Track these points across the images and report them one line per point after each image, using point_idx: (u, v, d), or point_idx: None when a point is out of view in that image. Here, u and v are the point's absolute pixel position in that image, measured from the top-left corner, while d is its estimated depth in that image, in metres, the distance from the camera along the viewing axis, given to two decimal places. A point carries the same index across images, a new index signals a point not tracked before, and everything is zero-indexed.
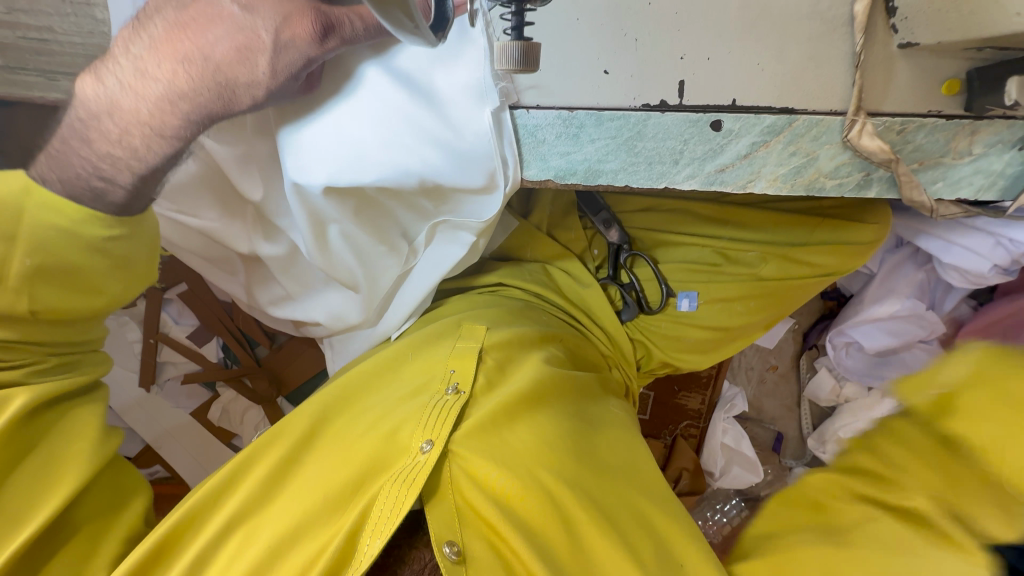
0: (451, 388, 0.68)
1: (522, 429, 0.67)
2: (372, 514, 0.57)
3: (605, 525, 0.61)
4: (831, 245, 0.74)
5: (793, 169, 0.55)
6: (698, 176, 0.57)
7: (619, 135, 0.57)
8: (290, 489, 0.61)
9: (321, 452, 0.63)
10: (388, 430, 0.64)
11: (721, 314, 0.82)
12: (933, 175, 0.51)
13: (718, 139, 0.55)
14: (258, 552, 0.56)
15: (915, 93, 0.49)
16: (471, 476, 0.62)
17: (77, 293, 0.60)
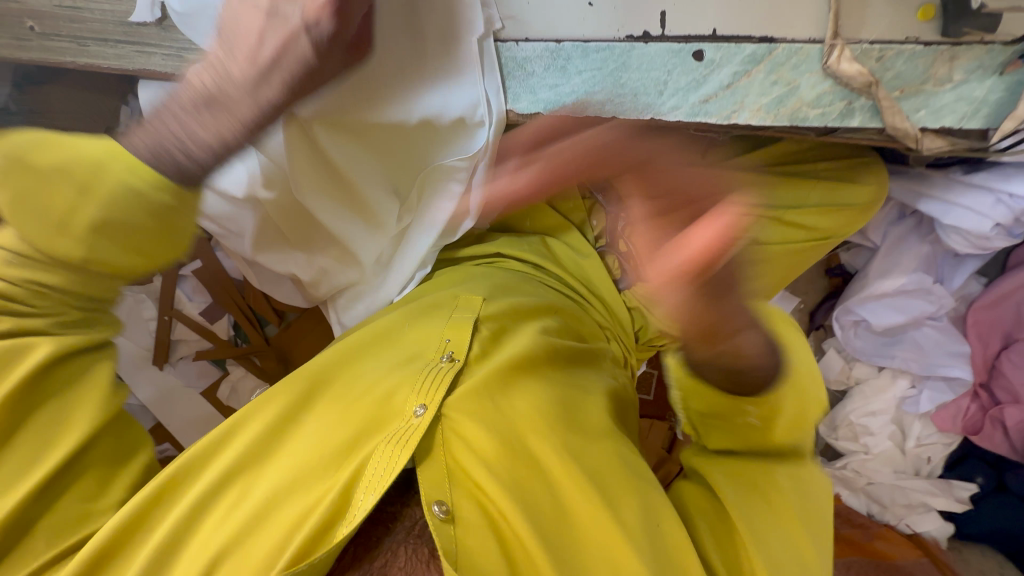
0: (446, 355, 0.72)
1: (516, 397, 0.70)
2: (365, 472, 0.61)
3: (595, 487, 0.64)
4: (824, 207, 0.81)
5: (776, 99, 0.51)
6: (682, 108, 0.52)
7: (604, 67, 0.52)
8: (285, 446, 0.66)
9: (321, 410, 0.68)
10: (382, 395, 0.68)
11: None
12: (915, 103, 0.51)
13: (701, 70, 0.51)
14: (266, 495, 0.62)
15: (890, 19, 0.49)
16: (461, 438, 0.66)
17: (129, 253, 0.53)
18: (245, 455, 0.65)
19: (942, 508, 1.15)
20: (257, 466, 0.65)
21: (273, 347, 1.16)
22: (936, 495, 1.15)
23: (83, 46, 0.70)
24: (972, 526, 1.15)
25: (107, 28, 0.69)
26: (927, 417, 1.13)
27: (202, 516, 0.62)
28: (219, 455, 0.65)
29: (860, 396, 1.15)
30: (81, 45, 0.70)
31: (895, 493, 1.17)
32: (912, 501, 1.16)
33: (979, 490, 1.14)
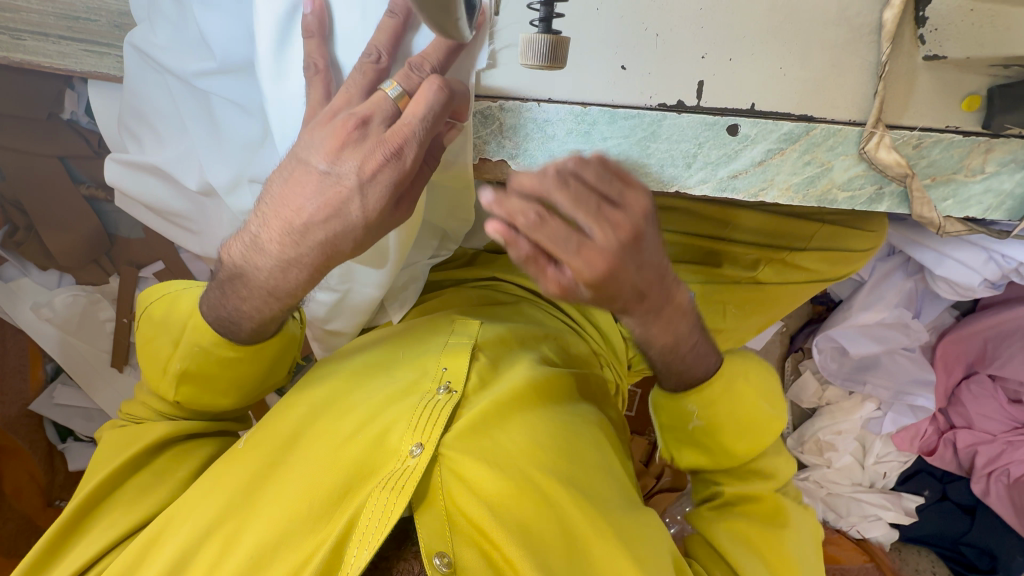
0: (443, 386, 0.69)
1: (513, 431, 0.67)
2: (359, 523, 0.59)
3: (600, 525, 0.64)
4: (824, 252, 0.80)
5: (806, 180, 0.48)
6: (710, 182, 0.49)
7: (632, 134, 0.47)
8: (274, 489, 0.63)
9: (309, 449, 0.65)
10: (376, 434, 0.65)
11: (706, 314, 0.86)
12: (944, 192, 0.49)
13: (734, 144, 0.47)
14: (258, 546, 0.59)
15: (935, 106, 0.46)
16: (461, 482, 0.63)
17: (209, 393, 0.63)
18: (234, 501, 0.63)
19: (893, 520, 1.22)
20: (248, 507, 0.62)
21: None
22: (887, 509, 1.22)
23: (17, 38, 0.60)
24: (914, 534, 1.24)
25: (49, 20, 0.59)
26: (887, 436, 1.19)
27: (188, 568, 0.60)
28: (205, 502, 0.63)
29: (830, 416, 1.20)
30: (15, 38, 0.60)
31: (851, 505, 1.24)
32: (865, 513, 1.23)
33: (925, 501, 1.22)
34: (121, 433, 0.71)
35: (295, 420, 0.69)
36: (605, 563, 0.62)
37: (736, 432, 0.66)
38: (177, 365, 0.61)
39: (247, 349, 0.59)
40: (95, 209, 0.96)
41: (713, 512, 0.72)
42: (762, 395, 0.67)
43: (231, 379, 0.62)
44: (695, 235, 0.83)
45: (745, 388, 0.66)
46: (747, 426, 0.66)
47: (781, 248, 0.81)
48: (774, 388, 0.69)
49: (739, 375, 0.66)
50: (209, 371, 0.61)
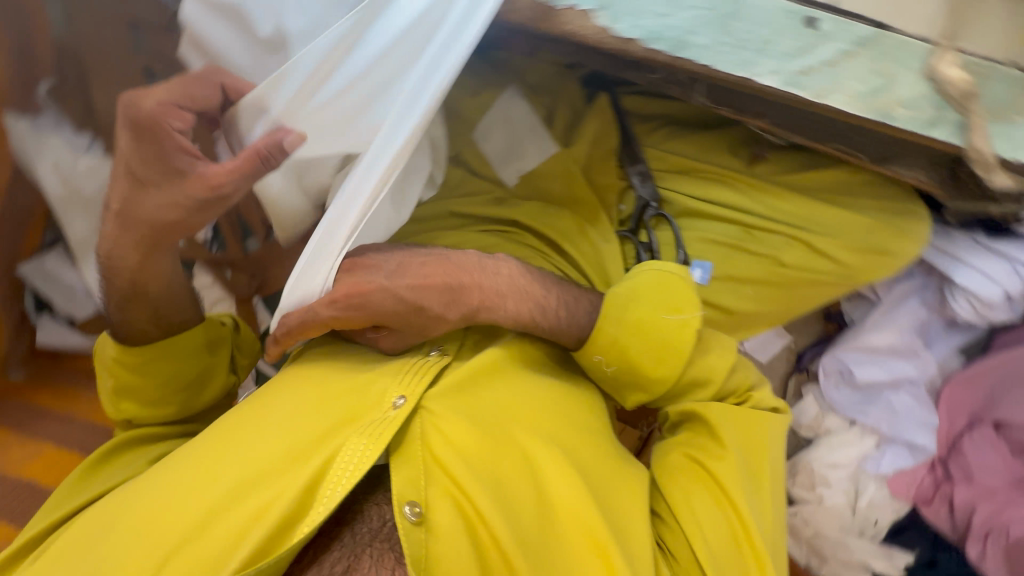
0: (435, 349, 0.66)
1: (506, 397, 0.65)
2: (336, 464, 0.57)
3: (589, 498, 0.61)
4: (857, 245, 0.76)
5: (870, 89, 0.50)
6: (779, 74, 0.50)
7: (716, 8, 0.50)
8: (256, 427, 0.62)
9: (295, 392, 0.65)
10: (363, 381, 0.63)
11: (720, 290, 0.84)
12: (999, 130, 0.51)
13: (809, 36, 0.49)
14: (235, 484, 0.58)
15: (993, 37, 0.49)
16: (442, 440, 0.60)
17: (154, 401, 0.81)
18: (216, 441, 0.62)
19: (880, 571, 1.15)
20: (226, 446, 0.61)
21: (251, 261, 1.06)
22: (876, 558, 1.15)
23: None
24: None
25: None
26: (884, 478, 1.13)
27: (160, 494, 0.59)
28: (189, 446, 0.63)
29: (828, 446, 1.16)
30: None
31: (838, 549, 1.16)
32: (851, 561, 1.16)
33: (915, 562, 1.15)
34: (107, 454, 0.80)
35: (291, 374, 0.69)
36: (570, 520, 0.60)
37: (650, 355, 0.68)
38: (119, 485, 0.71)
39: (151, 350, 0.79)
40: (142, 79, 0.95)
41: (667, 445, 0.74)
42: (665, 308, 0.67)
43: (153, 387, 0.80)
44: (724, 211, 0.82)
45: (643, 315, 0.67)
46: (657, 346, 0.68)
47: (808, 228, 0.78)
48: (684, 299, 0.68)
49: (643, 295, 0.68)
50: (135, 384, 0.80)
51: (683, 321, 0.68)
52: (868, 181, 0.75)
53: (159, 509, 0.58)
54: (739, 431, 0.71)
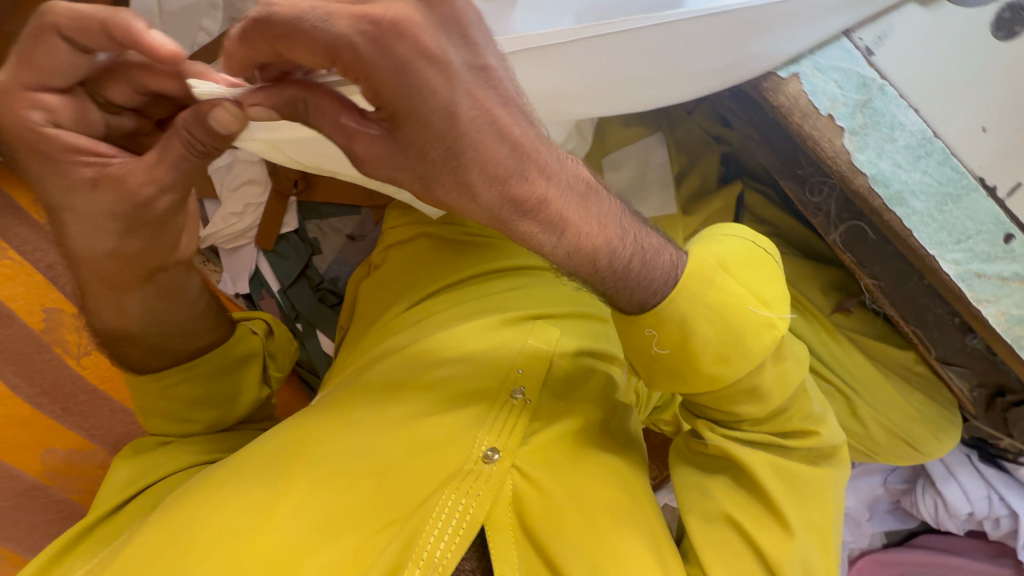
0: (517, 392, 0.55)
1: (598, 472, 0.54)
2: (430, 521, 0.48)
3: (764, 508, 0.58)
4: (891, 429, 0.79)
5: (1019, 317, 0.54)
6: (959, 267, 0.53)
7: (944, 185, 0.52)
8: (331, 443, 0.52)
9: (377, 410, 0.55)
10: (450, 426, 0.53)
11: (847, 423, 0.81)
12: None
13: (1000, 250, 0.52)
14: (313, 525, 0.47)
15: None
16: (535, 489, 0.51)
17: (175, 419, 0.63)
18: (303, 431, 0.54)
19: None
20: (292, 472, 0.50)
21: None
22: None
23: None
24: None
25: None
26: None
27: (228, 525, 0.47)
28: (242, 483, 0.50)
29: None
30: None
31: None
32: None
33: None
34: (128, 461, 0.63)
35: (360, 381, 0.59)
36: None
37: (717, 350, 0.51)
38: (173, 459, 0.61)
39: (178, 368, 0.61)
40: None
41: (707, 516, 0.59)
42: (750, 291, 0.52)
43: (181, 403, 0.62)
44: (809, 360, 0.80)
45: (731, 292, 0.51)
46: (717, 310, 0.50)
47: (848, 384, 0.80)
48: (768, 288, 0.54)
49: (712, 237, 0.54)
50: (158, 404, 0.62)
51: (767, 321, 0.52)
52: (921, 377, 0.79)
53: (228, 542, 0.46)
54: (790, 477, 0.60)
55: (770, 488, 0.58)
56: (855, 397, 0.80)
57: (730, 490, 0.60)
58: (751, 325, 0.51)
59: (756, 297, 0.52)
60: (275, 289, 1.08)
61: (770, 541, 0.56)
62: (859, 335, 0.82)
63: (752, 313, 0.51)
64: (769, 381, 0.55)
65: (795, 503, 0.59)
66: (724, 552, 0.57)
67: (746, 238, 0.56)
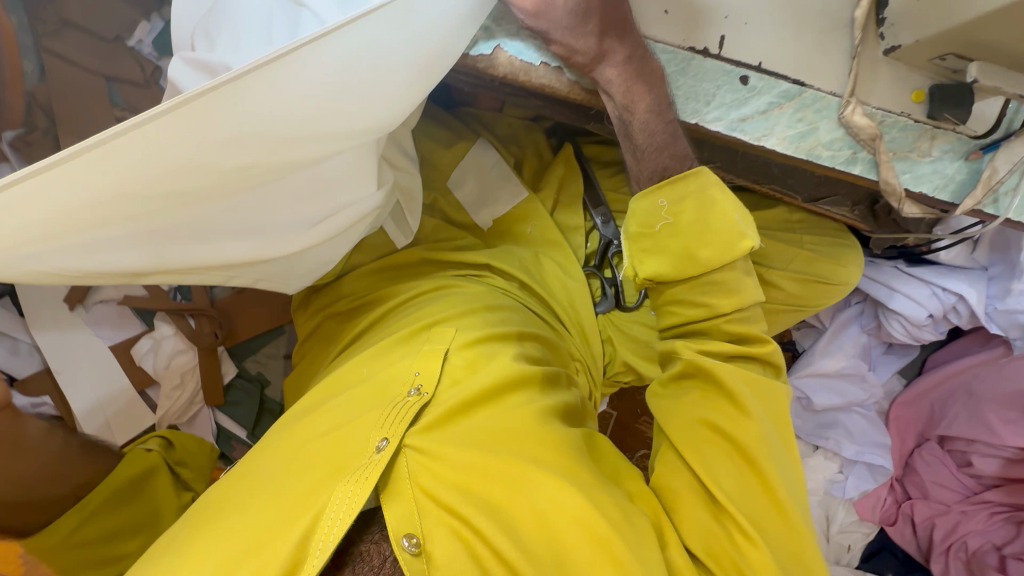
0: (413, 389, 0.66)
1: (487, 414, 0.66)
2: (327, 515, 0.56)
3: (735, 410, 0.59)
4: (800, 277, 0.83)
5: (797, 134, 0.59)
6: (723, 121, 0.59)
7: (665, 68, 0.57)
8: (255, 482, 0.62)
9: (291, 447, 0.64)
10: (346, 432, 0.62)
11: (767, 295, 0.85)
12: (902, 166, 0.61)
13: (744, 92, 0.58)
14: (238, 543, 0.57)
15: (894, 95, 0.59)
16: (427, 458, 0.61)
17: None
18: (235, 482, 0.64)
19: None
20: (227, 509, 0.61)
21: (217, 311, 1.04)
22: None
23: None
24: None
25: None
26: (850, 502, 1.19)
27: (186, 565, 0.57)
28: (185, 537, 0.60)
29: None
30: None
31: None
32: None
33: None
34: None
35: (279, 429, 0.69)
36: (573, 521, 0.57)
37: (697, 242, 0.58)
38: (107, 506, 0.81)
39: None
40: None
41: (685, 420, 0.60)
42: (732, 211, 0.58)
43: None
44: None
45: (705, 211, 0.57)
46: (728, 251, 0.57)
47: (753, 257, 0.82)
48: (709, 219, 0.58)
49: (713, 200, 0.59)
50: None
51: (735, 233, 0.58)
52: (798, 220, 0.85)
53: None
54: (752, 373, 0.60)
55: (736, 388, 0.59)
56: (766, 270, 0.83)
57: (698, 395, 0.61)
58: (695, 219, 0.58)
59: (678, 199, 0.58)
60: (245, 436, 1.11)
61: (744, 432, 0.57)
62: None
63: (727, 217, 0.57)
64: (727, 279, 0.60)
65: (758, 398, 0.60)
66: (704, 452, 0.58)
67: (704, 179, 0.57)
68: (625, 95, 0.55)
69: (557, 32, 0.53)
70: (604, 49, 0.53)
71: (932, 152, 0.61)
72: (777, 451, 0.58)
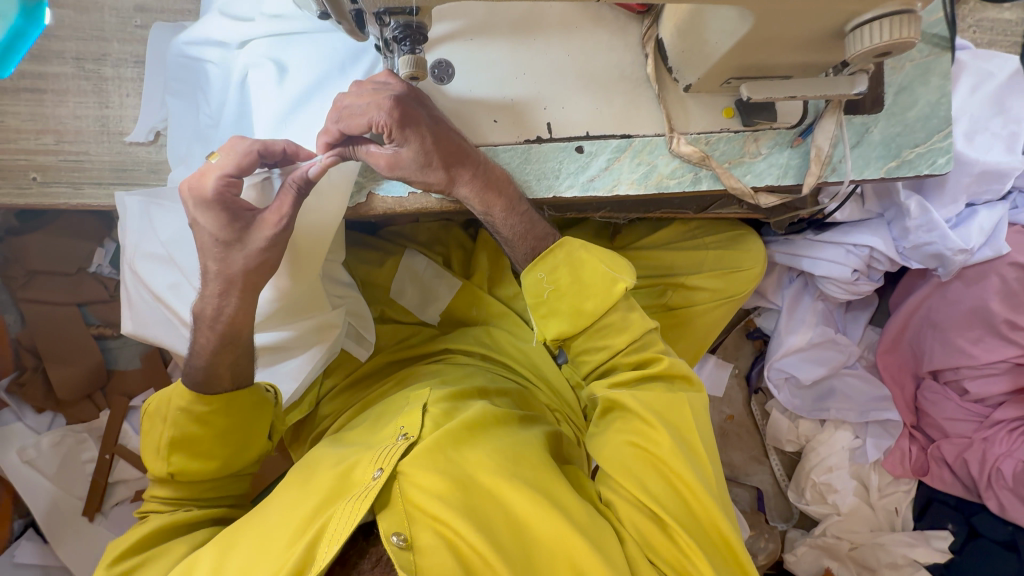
0: (402, 433, 0.65)
1: (478, 447, 0.63)
2: (327, 530, 0.55)
3: (655, 425, 0.63)
4: (717, 271, 0.95)
5: (642, 175, 0.68)
6: (576, 185, 0.68)
7: (512, 162, 0.67)
8: (245, 536, 0.59)
9: (282, 491, 0.63)
10: (343, 466, 0.62)
11: (691, 297, 0.95)
12: (742, 170, 0.69)
13: (583, 158, 0.68)
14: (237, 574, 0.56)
15: (707, 119, 0.69)
16: (420, 479, 0.59)
17: None
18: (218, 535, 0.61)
19: (928, 559, 1.13)
20: (232, 539, 0.59)
21: None
22: (915, 546, 1.14)
23: (75, 188, 0.79)
24: None
25: (104, 174, 0.79)
26: (878, 464, 1.18)
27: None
28: None
29: (816, 451, 1.20)
30: (72, 187, 0.78)
31: (879, 553, 1.15)
32: (897, 560, 1.14)
33: (956, 538, 1.14)
34: None
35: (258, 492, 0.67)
36: (541, 523, 0.58)
37: (581, 296, 0.68)
38: (169, 434, 0.68)
39: None
40: (100, 347, 1.08)
41: (614, 441, 0.64)
42: (604, 260, 0.68)
43: None
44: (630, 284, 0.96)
45: (576, 267, 0.68)
46: (604, 293, 0.67)
47: (665, 273, 0.95)
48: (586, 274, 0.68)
49: (579, 253, 0.68)
50: None
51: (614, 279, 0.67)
52: (695, 228, 0.98)
53: None
54: (662, 395, 0.65)
55: (649, 404, 0.64)
56: (679, 276, 0.95)
57: (624, 418, 0.65)
58: (567, 273, 0.68)
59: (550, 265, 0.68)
60: None
61: (663, 443, 0.62)
62: (637, 241, 0.98)
63: (597, 270, 0.67)
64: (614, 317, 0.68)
65: (672, 413, 0.65)
66: (629, 465, 0.62)
67: (569, 247, 0.68)
68: (483, 204, 0.65)
69: (413, 174, 0.63)
70: (453, 175, 0.63)
71: (763, 149, 0.70)
72: (693, 459, 0.62)
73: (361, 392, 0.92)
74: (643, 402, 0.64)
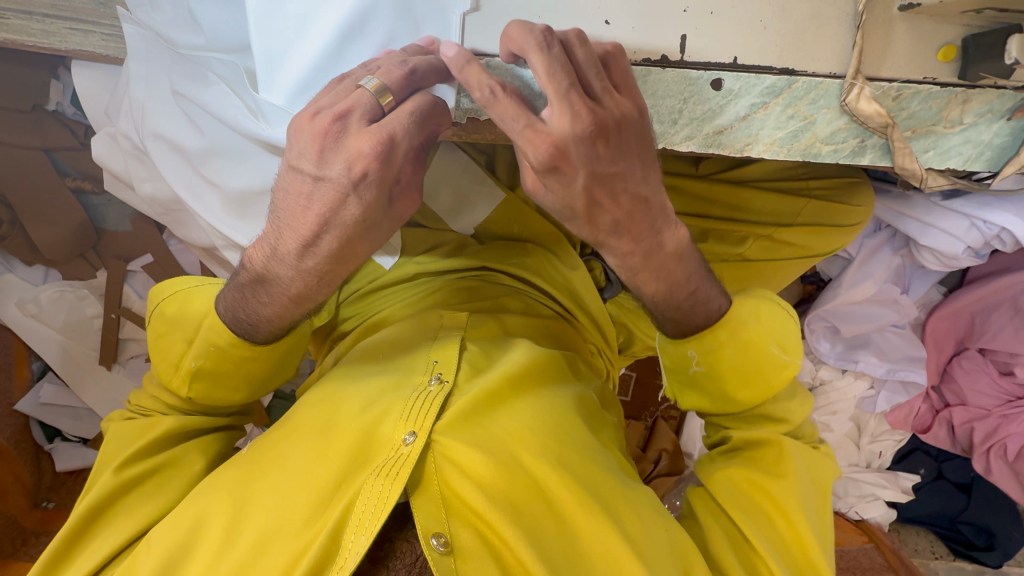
0: (433, 377, 0.62)
1: (507, 417, 0.61)
2: (355, 509, 0.53)
3: (774, 477, 0.61)
4: (812, 227, 0.80)
5: (791, 134, 0.49)
6: (695, 138, 0.50)
7: None
8: (270, 482, 0.57)
9: (301, 437, 0.60)
10: (369, 421, 0.59)
11: (772, 252, 0.81)
12: (924, 144, 0.50)
13: (718, 99, 0.47)
14: (259, 533, 0.54)
15: (912, 58, 0.46)
16: (455, 457, 0.56)
17: None
18: (238, 480, 0.59)
19: (891, 497, 1.22)
20: (247, 491, 0.57)
21: None
22: (885, 487, 1.22)
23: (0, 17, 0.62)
24: (913, 512, 1.24)
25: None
26: (881, 414, 1.19)
27: (200, 540, 0.55)
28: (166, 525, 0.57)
29: (825, 396, 1.19)
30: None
31: (849, 485, 1.24)
32: (863, 492, 1.23)
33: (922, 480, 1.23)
34: None
35: (278, 429, 0.64)
36: (581, 517, 0.56)
37: (739, 376, 0.59)
38: (192, 363, 0.59)
39: None
40: (81, 202, 0.95)
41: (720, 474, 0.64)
42: (774, 337, 0.58)
43: None
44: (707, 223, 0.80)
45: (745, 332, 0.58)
46: (754, 360, 0.58)
47: (754, 217, 0.80)
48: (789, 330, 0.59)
49: (748, 319, 0.57)
50: None
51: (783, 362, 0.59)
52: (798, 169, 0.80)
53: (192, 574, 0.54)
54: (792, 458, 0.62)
55: (770, 461, 0.62)
56: (769, 226, 0.80)
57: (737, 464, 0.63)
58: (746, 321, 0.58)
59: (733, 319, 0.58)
60: None
61: (785, 493, 0.60)
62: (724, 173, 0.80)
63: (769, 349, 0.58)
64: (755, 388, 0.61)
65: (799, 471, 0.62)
66: (744, 505, 0.61)
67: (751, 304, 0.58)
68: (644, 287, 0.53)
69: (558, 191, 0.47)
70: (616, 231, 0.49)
71: (967, 118, 0.49)
72: (815, 519, 0.61)
73: (374, 302, 0.80)
74: (767, 457, 0.62)
